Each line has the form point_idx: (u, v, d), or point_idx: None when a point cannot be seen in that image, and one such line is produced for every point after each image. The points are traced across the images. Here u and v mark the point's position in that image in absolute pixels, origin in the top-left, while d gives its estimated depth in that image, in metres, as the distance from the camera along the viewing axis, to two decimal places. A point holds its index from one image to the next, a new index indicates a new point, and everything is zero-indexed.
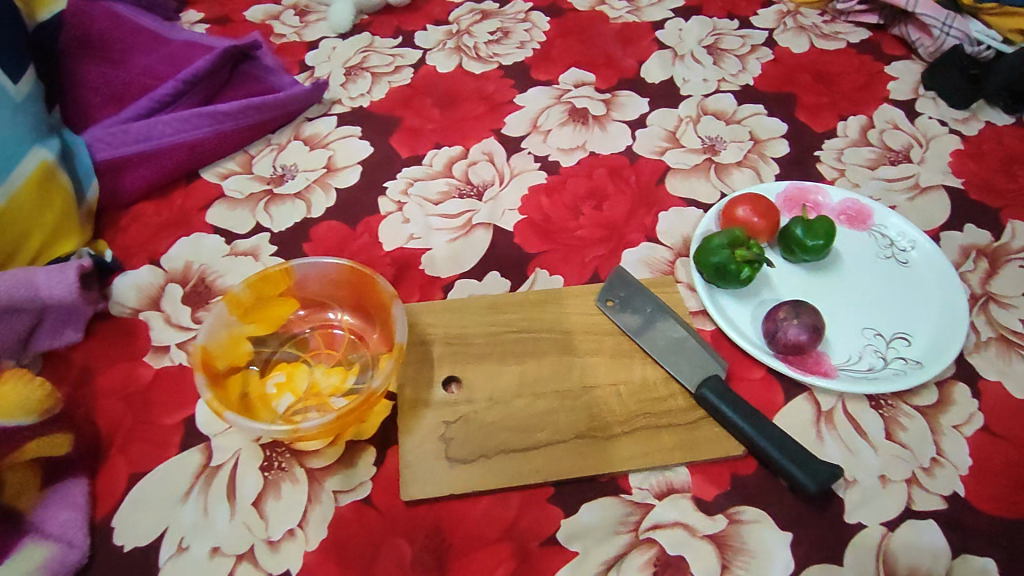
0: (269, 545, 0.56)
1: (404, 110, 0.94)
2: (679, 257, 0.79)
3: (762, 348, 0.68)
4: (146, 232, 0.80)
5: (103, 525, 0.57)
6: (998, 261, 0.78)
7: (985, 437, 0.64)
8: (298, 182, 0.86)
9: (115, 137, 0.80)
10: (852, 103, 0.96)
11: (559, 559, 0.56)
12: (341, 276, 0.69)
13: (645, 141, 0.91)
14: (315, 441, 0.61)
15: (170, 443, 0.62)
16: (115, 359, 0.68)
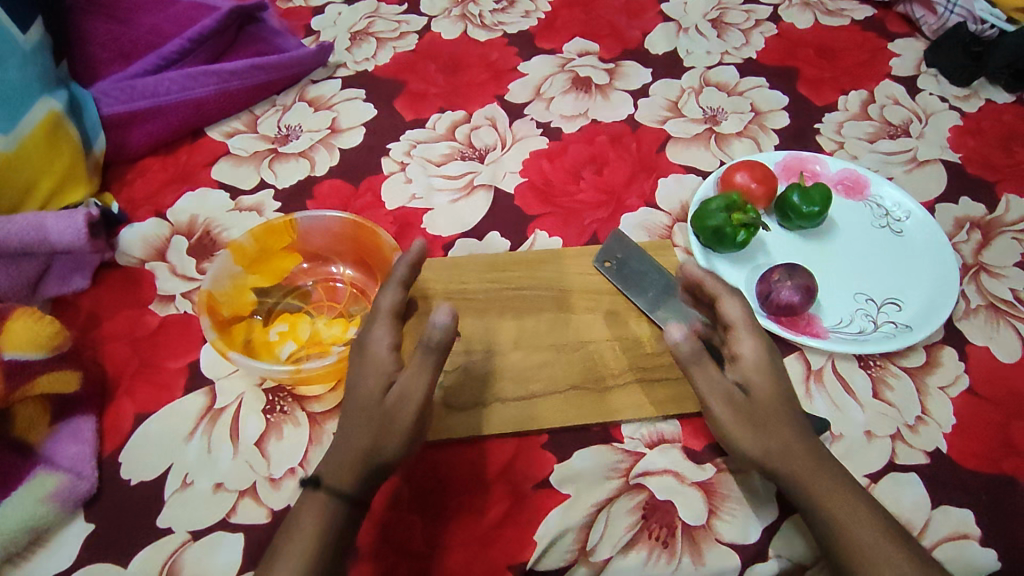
0: (270, 483, 0.58)
1: (408, 75, 0.95)
2: (676, 222, 0.80)
3: (755, 309, 0.70)
4: (152, 186, 0.81)
5: (110, 461, 0.59)
6: (992, 232, 0.79)
7: (970, 399, 0.65)
8: (303, 141, 0.86)
9: (122, 92, 0.81)
10: (854, 78, 0.96)
11: (551, 501, 0.58)
12: (343, 230, 0.70)
13: (647, 110, 0.92)
14: (317, 386, 0.63)
15: (175, 385, 0.63)
16: (122, 306, 0.69)
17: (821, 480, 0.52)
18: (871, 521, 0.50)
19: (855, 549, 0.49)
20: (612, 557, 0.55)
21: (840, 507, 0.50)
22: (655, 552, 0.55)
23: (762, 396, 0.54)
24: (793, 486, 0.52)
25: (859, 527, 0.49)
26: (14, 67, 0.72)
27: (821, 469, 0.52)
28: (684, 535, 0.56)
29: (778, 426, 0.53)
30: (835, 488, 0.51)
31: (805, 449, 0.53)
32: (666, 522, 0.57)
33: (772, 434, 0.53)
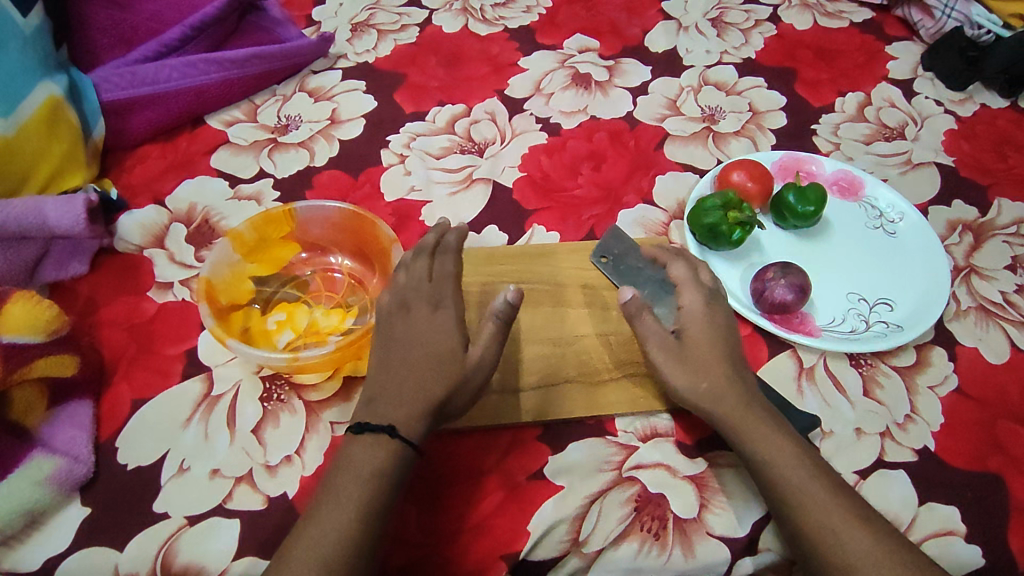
0: (266, 470, 0.58)
1: (409, 68, 0.95)
2: (673, 219, 0.81)
3: (749, 306, 0.71)
4: (151, 172, 0.81)
5: (107, 446, 0.59)
6: (983, 235, 0.80)
7: (958, 399, 0.66)
8: (302, 132, 0.86)
9: (122, 79, 0.81)
10: (851, 80, 0.97)
11: (545, 492, 0.58)
12: (342, 220, 0.70)
13: (646, 107, 0.92)
14: (314, 376, 0.63)
15: (173, 372, 0.64)
16: (119, 292, 0.69)
17: (761, 436, 0.54)
18: (809, 473, 0.52)
19: (799, 503, 0.51)
20: (604, 548, 0.56)
21: (780, 462, 0.52)
22: (647, 543, 0.56)
23: (696, 350, 0.58)
24: (735, 437, 0.54)
25: (802, 481, 0.51)
26: (14, 51, 0.72)
27: (762, 425, 0.54)
28: (676, 527, 0.57)
29: (710, 372, 0.56)
30: (778, 445, 0.53)
31: (743, 404, 0.55)
32: (658, 515, 0.57)
33: (705, 375, 0.57)
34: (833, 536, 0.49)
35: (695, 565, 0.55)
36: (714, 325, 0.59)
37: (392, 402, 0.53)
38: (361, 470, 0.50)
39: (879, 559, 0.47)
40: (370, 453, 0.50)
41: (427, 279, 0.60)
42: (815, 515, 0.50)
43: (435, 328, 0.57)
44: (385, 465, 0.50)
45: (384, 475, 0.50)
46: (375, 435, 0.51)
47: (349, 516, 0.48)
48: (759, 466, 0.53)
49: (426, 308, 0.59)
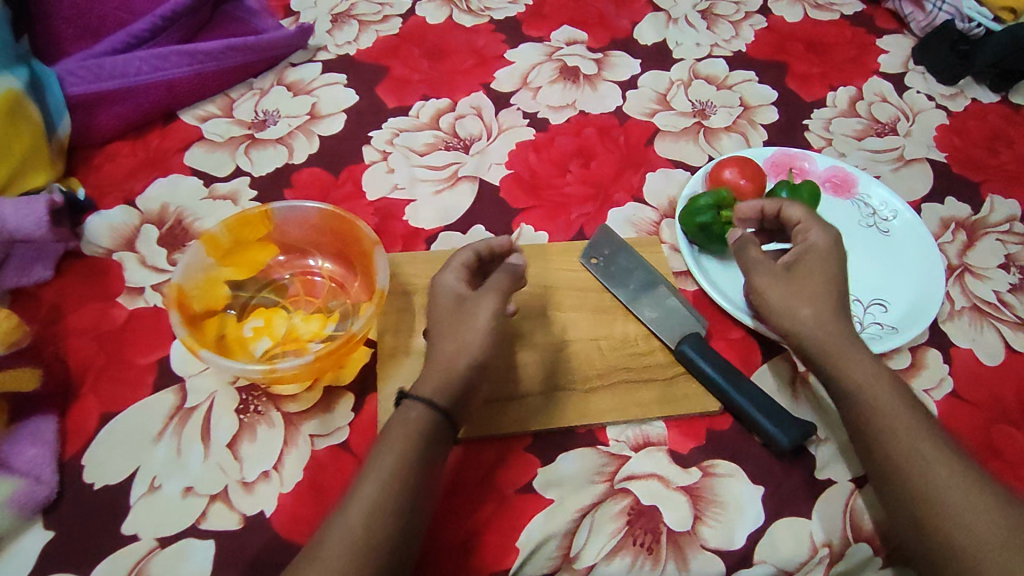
0: (242, 487, 0.56)
1: (391, 60, 0.92)
2: (664, 218, 0.79)
3: (743, 308, 0.69)
4: (120, 171, 0.77)
5: (72, 464, 0.56)
6: (976, 234, 0.79)
7: (953, 402, 0.65)
8: (280, 127, 0.83)
9: (89, 71, 0.77)
10: (843, 74, 0.96)
11: (534, 505, 0.57)
12: (321, 221, 0.68)
13: (636, 102, 0.90)
14: (293, 386, 0.61)
15: (144, 383, 0.61)
16: (86, 299, 0.66)
17: (855, 362, 0.55)
18: (899, 402, 0.53)
19: (885, 427, 0.52)
20: (596, 563, 0.54)
21: (874, 386, 0.54)
22: (640, 558, 0.54)
23: (802, 278, 0.58)
24: (825, 360, 0.56)
25: (890, 408, 0.53)
26: None
27: (856, 353, 0.55)
28: (669, 541, 0.55)
29: (815, 298, 0.57)
30: (871, 372, 0.54)
31: (840, 333, 0.56)
32: (650, 528, 0.56)
33: (812, 299, 0.57)
34: (916, 460, 0.50)
35: None
36: (835, 263, 0.59)
37: (420, 378, 0.54)
38: (385, 451, 0.49)
39: (962, 484, 0.49)
40: (401, 424, 0.51)
41: (490, 294, 0.57)
42: (900, 440, 0.51)
43: (443, 337, 0.55)
44: (411, 441, 0.50)
45: (407, 457, 0.49)
46: (405, 407, 0.52)
47: (362, 505, 0.47)
48: (847, 388, 0.54)
49: (461, 314, 0.56)
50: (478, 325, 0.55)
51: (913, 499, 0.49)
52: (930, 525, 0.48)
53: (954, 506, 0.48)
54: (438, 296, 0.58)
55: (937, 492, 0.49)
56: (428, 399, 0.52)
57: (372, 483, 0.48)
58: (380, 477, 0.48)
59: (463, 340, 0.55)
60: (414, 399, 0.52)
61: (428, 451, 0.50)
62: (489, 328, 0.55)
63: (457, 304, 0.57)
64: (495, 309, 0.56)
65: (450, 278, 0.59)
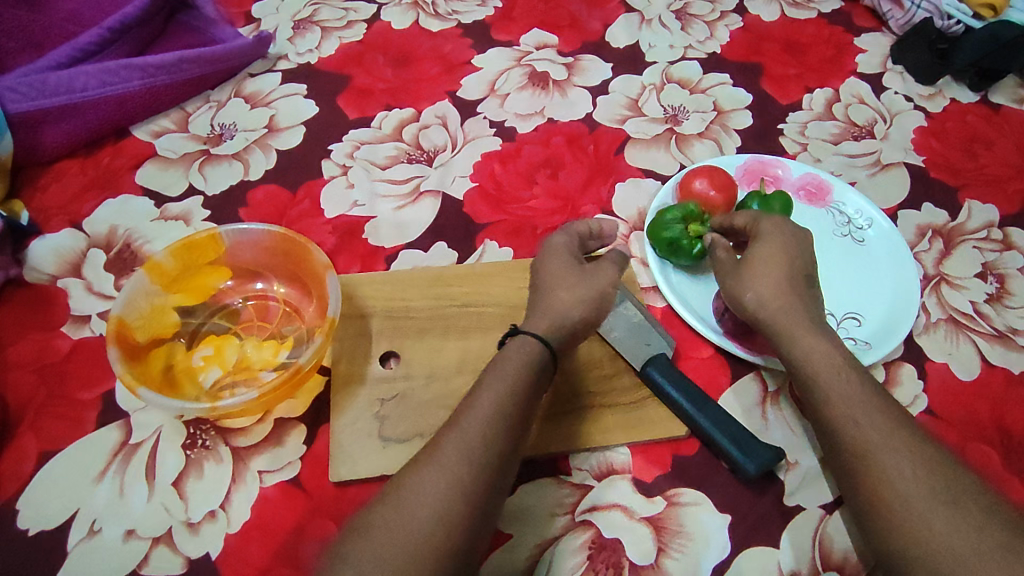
0: (187, 528, 0.53)
1: (354, 68, 0.89)
2: (633, 230, 0.77)
3: (711, 325, 0.67)
4: (68, 192, 0.75)
5: (7, 507, 0.54)
6: (953, 241, 0.77)
7: (928, 420, 0.63)
8: (237, 142, 0.80)
9: (32, 87, 0.74)
10: (819, 76, 0.93)
11: (494, 541, 0.54)
12: (273, 243, 0.65)
13: (606, 108, 0.88)
14: (243, 418, 0.59)
15: (86, 419, 0.58)
16: (27, 330, 0.63)
17: (807, 346, 0.53)
18: (847, 370, 0.51)
19: (831, 395, 0.50)
20: None
21: (822, 356, 0.52)
22: None
23: (753, 261, 0.57)
24: (776, 333, 0.55)
25: (839, 377, 0.51)
26: None
27: (807, 326, 0.53)
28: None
29: (759, 282, 0.55)
30: (820, 342, 0.53)
31: (792, 307, 0.54)
32: (612, 562, 0.54)
33: (753, 285, 0.56)
34: (862, 427, 0.48)
35: None
36: (790, 243, 0.58)
37: (529, 316, 0.54)
38: (499, 372, 0.49)
39: (906, 450, 0.46)
40: (514, 352, 0.51)
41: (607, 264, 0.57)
42: (846, 408, 0.49)
43: (553, 287, 0.55)
44: (522, 366, 0.50)
45: (519, 382, 0.49)
46: (516, 341, 0.52)
47: (481, 419, 0.46)
48: (798, 357, 0.53)
49: (579, 271, 0.56)
50: (597, 284, 0.55)
51: (857, 466, 0.47)
52: (872, 491, 0.46)
53: (896, 470, 0.46)
54: (550, 252, 0.58)
55: (879, 460, 0.46)
56: (541, 335, 0.52)
57: (486, 398, 0.48)
58: (492, 398, 0.48)
59: (581, 294, 0.54)
60: (527, 333, 0.52)
61: (538, 379, 0.51)
62: (609, 292, 0.55)
63: (571, 263, 0.57)
64: (614, 276, 0.56)
65: (560, 240, 0.59)
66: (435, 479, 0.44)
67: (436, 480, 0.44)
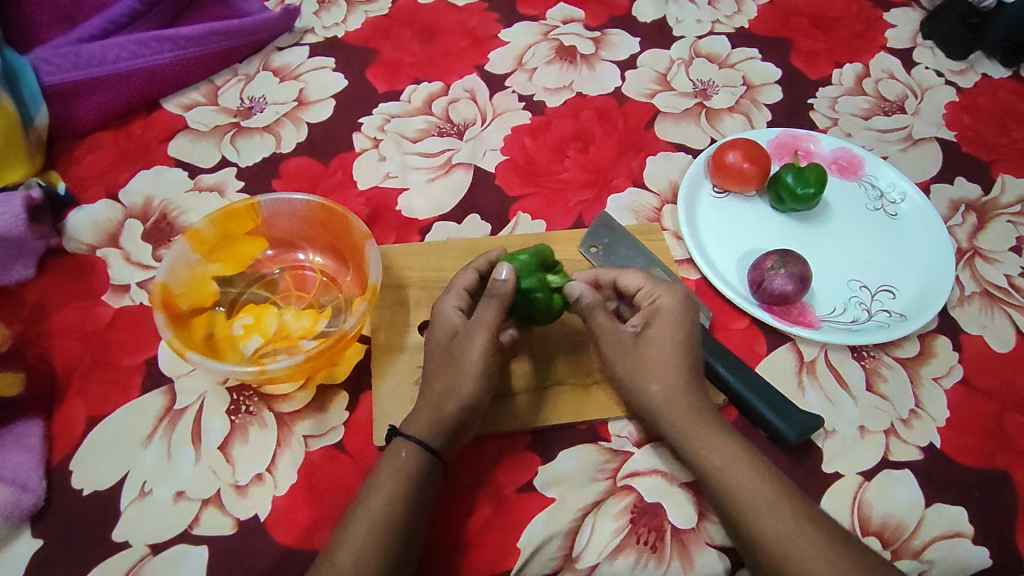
0: (235, 490, 0.55)
1: (381, 42, 0.88)
2: (666, 203, 0.76)
3: (746, 298, 0.68)
4: (102, 163, 0.75)
5: (60, 469, 0.55)
6: (987, 216, 0.77)
7: (964, 390, 0.64)
8: (267, 115, 0.80)
9: (64, 59, 0.74)
10: (849, 51, 0.92)
11: (536, 505, 0.55)
12: (311, 213, 0.65)
13: (635, 82, 0.87)
14: (285, 385, 0.59)
15: (132, 385, 0.59)
16: (70, 298, 0.64)
17: (710, 441, 0.51)
18: (763, 479, 0.49)
19: (753, 514, 0.48)
20: (599, 563, 0.53)
21: (739, 465, 0.50)
22: (644, 557, 0.53)
23: (651, 350, 0.54)
24: (687, 441, 0.52)
25: (758, 490, 0.49)
26: None
27: (716, 429, 0.52)
28: (673, 539, 0.54)
29: (666, 375, 0.53)
30: (729, 449, 0.51)
31: (695, 405, 0.53)
32: (654, 526, 0.54)
33: (657, 377, 0.54)
34: (788, 546, 0.46)
35: None
36: (686, 326, 0.56)
37: (412, 414, 0.53)
38: (374, 494, 0.48)
39: (819, 543, 0.46)
40: (389, 464, 0.50)
41: (480, 326, 0.54)
42: (773, 525, 0.47)
43: (432, 373, 0.54)
44: (399, 482, 0.49)
45: (396, 502, 0.48)
46: (393, 447, 0.51)
47: (350, 554, 0.45)
48: (713, 467, 0.51)
49: (452, 353, 0.54)
50: (468, 364, 0.53)
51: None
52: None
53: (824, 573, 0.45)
54: (436, 326, 0.56)
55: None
56: (418, 439, 0.51)
57: (360, 527, 0.47)
58: (386, 501, 0.48)
59: (451, 382, 0.53)
60: (403, 439, 0.51)
61: (422, 489, 0.50)
62: (482, 370, 0.53)
63: (446, 342, 0.55)
64: (489, 349, 0.54)
65: (450, 305, 0.57)
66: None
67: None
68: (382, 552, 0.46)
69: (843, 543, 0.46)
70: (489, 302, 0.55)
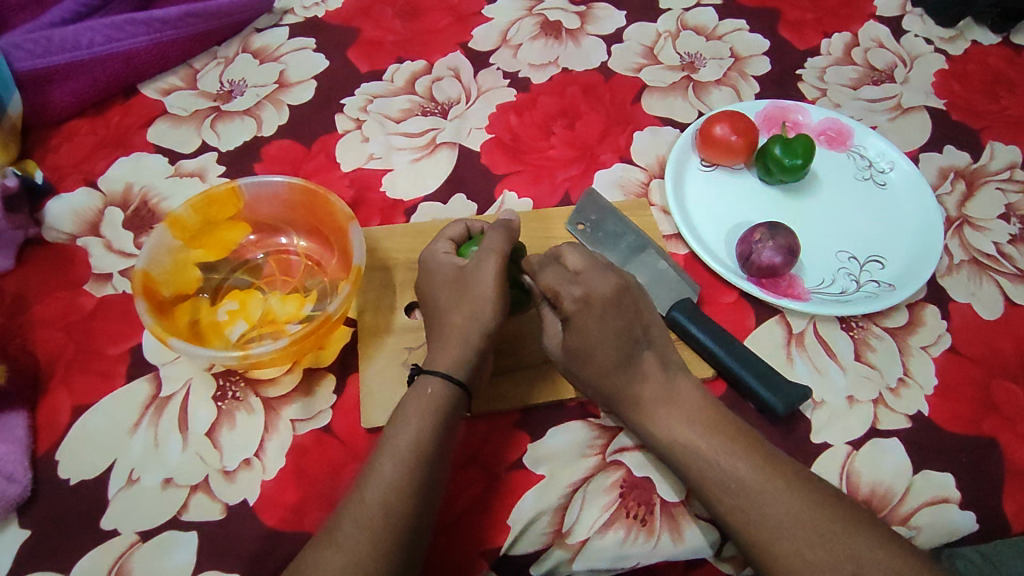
0: (223, 476, 0.54)
1: (362, 21, 0.86)
2: (653, 178, 0.76)
3: (734, 271, 0.67)
4: (80, 151, 0.74)
5: (45, 460, 0.55)
6: (976, 183, 0.76)
7: (953, 358, 0.64)
8: (247, 98, 0.79)
9: (37, 44, 0.72)
10: (838, 19, 0.90)
11: (526, 482, 0.55)
12: (292, 196, 0.64)
13: (621, 57, 0.86)
14: (271, 370, 0.59)
15: (116, 373, 0.59)
16: (52, 288, 0.64)
17: (662, 430, 0.52)
18: (717, 472, 0.49)
19: (710, 497, 0.50)
20: (589, 538, 0.53)
21: (687, 455, 0.51)
22: (634, 531, 0.53)
23: (579, 350, 0.54)
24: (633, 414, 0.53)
25: (724, 460, 0.50)
26: None
27: (661, 419, 0.52)
28: (662, 512, 0.54)
29: (597, 373, 0.54)
30: (677, 439, 0.51)
31: (642, 394, 0.53)
32: (644, 500, 0.54)
33: (591, 377, 0.55)
34: (743, 533, 0.48)
35: (682, 550, 0.53)
36: (602, 315, 0.53)
37: (436, 349, 0.53)
38: (400, 431, 0.49)
39: (783, 528, 0.46)
40: (415, 399, 0.51)
41: (489, 253, 0.55)
42: (726, 512, 0.49)
43: (448, 309, 0.54)
44: (427, 415, 0.50)
45: (425, 435, 0.49)
46: (420, 382, 0.52)
47: (380, 486, 0.46)
48: (671, 460, 0.52)
49: (463, 287, 0.54)
50: (483, 294, 0.53)
51: (753, 546, 0.47)
52: (773, 566, 0.46)
53: (784, 547, 0.46)
54: (437, 269, 0.57)
55: (774, 535, 0.46)
56: (444, 373, 0.51)
57: (387, 464, 0.47)
58: (414, 437, 0.48)
59: (472, 309, 0.53)
60: (428, 375, 0.51)
61: (449, 421, 0.50)
62: (498, 293, 0.54)
63: (454, 276, 0.55)
64: (501, 277, 0.54)
65: (440, 250, 0.58)
66: (338, 559, 0.44)
67: (334, 562, 0.44)
68: (411, 483, 0.47)
69: (806, 527, 0.46)
70: (494, 229, 0.57)
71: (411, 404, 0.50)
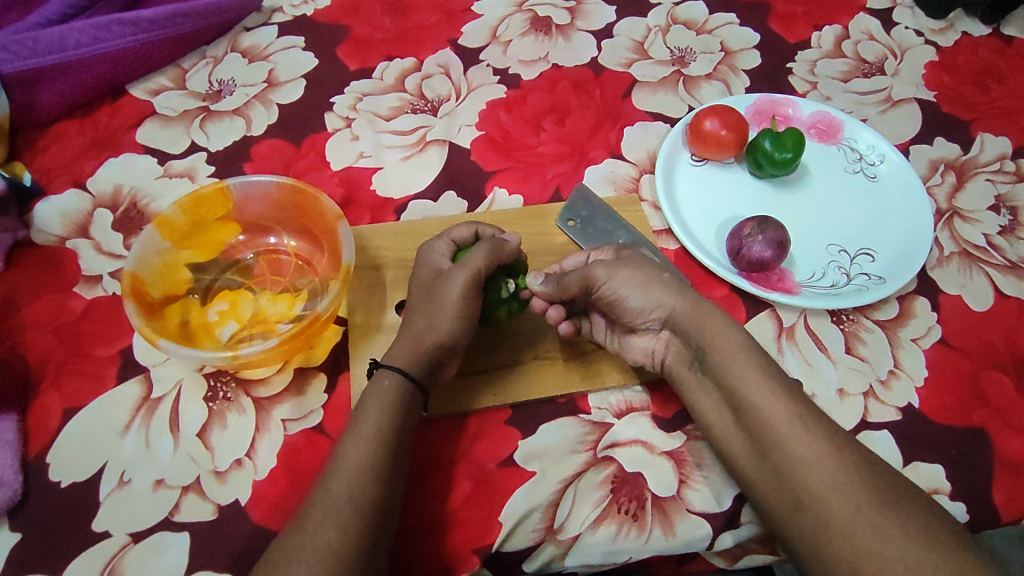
0: (214, 476, 0.54)
1: (351, 18, 0.86)
2: (643, 173, 0.76)
3: (725, 266, 0.67)
4: (69, 152, 0.73)
5: (36, 463, 0.55)
6: (966, 175, 0.76)
7: (943, 350, 0.64)
8: (236, 98, 0.78)
9: (24, 45, 0.72)
10: (828, 12, 0.90)
11: (517, 478, 0.55)
12: (281, 195, 0.64)
13: (612, 52, 0.85)
14: (262, 370, 0.59)
15: (106, 375, 0.59)
16: (41, 290, 0.63)
17: (716, 335, 0.52)
18: (766, 373, 0.50)
19: (756, 401, 0.49)
20: (581, 534, 0.53)
21: (734, 355, 0.51)
22: (625, 526, 0.53)
23: (635, 265, 0.57)
24: (697, 340, 0.53)
25: (763, 361, 0.51)
26: None
27: (715, 323, 0.53)
28: (654, 507, 0.54)
29: (652, 282, 0.56)
30: (731, 338, 0.52)
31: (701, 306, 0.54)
32: (635, 495, 0.55)
33: (648, 283, 0.55)
34: (789, 432, 0.48)
35: (674, 544, 0.53)
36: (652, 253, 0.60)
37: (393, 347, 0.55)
38: (362, 421, 0.50)
39: (822, 432, 0.48)
40: (375, 394, 0.52)
41: (466, 266, 0.54)
42: (776, 409, 0.48)
43: (416, 311, 0.55)
44: (386, 408, 0.51)
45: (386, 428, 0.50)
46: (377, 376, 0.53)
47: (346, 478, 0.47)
48: (716, 365, 0.51)
49: (432, 293, 0.55)
50: (446, 307, 0.53)
51: (790, 469, 0.47)
52: (811, 468, 0.46)
53: (826, 445, 0.47)
54: (423, 269, 0.58)
55: (812, 462, 0.46)
56: (399, 368, 0.52)
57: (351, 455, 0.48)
58: (375, 429, 0.49)
59: (435, 317, 0.54)
60: (385, 369, 0.53)
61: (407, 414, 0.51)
62: (460, 308, 0.53)
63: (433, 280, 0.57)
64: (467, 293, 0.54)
65: (437, 251, 0.59)
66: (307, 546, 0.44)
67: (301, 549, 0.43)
68: (375, 475, 0.47)
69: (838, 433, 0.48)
70: (481, 246, 0.56)
71: (371, 400, 0.51)
